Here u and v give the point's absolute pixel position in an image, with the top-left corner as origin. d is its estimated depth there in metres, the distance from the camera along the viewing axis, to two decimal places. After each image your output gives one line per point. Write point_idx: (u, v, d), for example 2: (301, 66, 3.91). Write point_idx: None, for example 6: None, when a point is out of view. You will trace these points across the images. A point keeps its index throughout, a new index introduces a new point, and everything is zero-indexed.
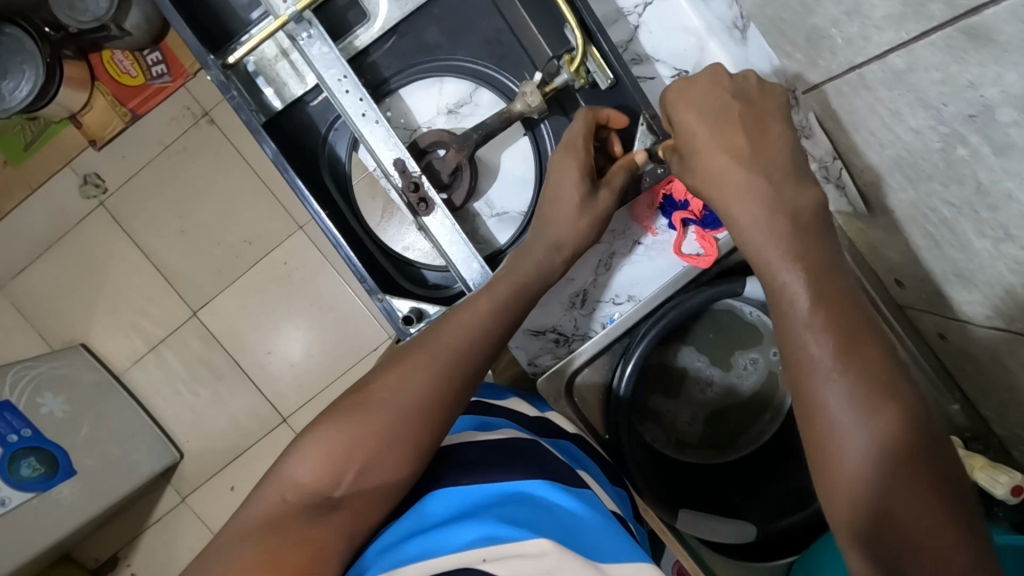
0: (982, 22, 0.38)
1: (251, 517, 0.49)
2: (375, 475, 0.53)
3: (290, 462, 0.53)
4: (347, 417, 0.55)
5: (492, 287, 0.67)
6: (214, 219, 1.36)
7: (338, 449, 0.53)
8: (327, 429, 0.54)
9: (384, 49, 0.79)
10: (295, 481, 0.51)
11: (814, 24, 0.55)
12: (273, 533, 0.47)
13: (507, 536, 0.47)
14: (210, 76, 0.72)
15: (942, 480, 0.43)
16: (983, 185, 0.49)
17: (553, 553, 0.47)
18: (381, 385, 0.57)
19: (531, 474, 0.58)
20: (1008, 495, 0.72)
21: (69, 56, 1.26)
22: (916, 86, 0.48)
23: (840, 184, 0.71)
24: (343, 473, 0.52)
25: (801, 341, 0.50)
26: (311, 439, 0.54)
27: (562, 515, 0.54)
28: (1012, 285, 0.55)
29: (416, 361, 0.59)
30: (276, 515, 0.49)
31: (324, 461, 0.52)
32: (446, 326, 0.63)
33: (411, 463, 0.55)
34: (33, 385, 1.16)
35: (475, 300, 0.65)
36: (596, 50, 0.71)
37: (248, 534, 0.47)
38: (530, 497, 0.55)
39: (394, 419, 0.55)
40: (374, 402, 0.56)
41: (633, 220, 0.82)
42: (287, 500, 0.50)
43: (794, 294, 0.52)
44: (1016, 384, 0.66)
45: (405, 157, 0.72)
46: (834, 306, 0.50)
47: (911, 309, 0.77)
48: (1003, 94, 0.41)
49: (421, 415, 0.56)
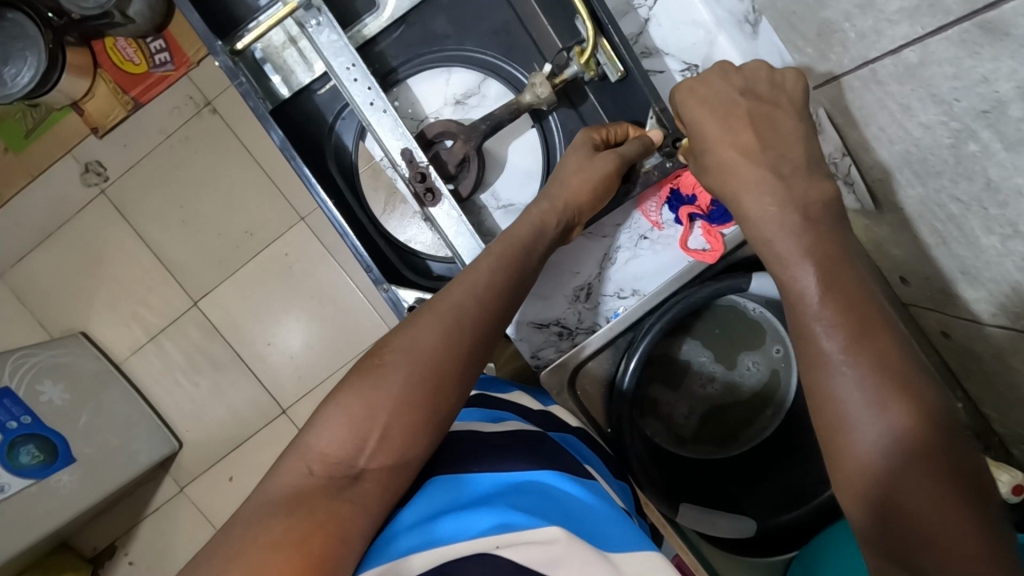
0: (999, 16, 0.38)
1: (276, 489, 0.48)
2: (398, 441, 0.52)
3: (313, 430, 0.51)
4: (367, 382, 0.53)
5: (491, 247, 0.65)
6: (216, 208, 1.35)
7: (358, 416, 0.51)
8: (348, 395, 0.52)
9: (393, 39, 0.79)
10: (321, 450, 0.50)
11: (827, 18, 0.55)
12: (303, 508, 0.46)
13: (518, 523, 0.48)
14: (217, 63, 0.71)
15: (959, 474, 0.42)
16: (994, 182, 0.49)
17: (563, 540, 0.47)
18: (400, 347, 0.55)
19: (541, 463, 0.58)
20: (1009, 495, 0.71)
21: (72, 43, 1.25)
22: (929, 81, 0.48)
23: (848, 180, 0.71)
24: (366, 438, 0.51)
25: (810, 334, 0.50)
26: (333, 407, 0.52)
27: (571, 503, 0.55)
28: (1019, 283, 0.55)
29: (436, 320, 0.57)
30: (302, 487, 0.48)
31: (348, 428, 0.51)
32: (458, 285, 0.60)
33: (434, 429, 0.54)
34: (33, 372, 1.16)
35: (483, 264, 0.63)
36: (606, 42, 0.71)
37: (276, 507, 0.46)
38: (542, 486, 0.55)
39: (416, 383, 0.53)
40: (394, 365, 0.54)
41: (637, 213, 0.83)
42: (314, 472, 0.49)
43: (806, 290, 0.52)
44: (1019, 383, 0.67)
45: (412, 147, 0.72)
46: (843, 298, 0.50)
47: (915, 307, 0.78)
48: (1018, 90, 0.41)
49: (443, 379, 0.55)
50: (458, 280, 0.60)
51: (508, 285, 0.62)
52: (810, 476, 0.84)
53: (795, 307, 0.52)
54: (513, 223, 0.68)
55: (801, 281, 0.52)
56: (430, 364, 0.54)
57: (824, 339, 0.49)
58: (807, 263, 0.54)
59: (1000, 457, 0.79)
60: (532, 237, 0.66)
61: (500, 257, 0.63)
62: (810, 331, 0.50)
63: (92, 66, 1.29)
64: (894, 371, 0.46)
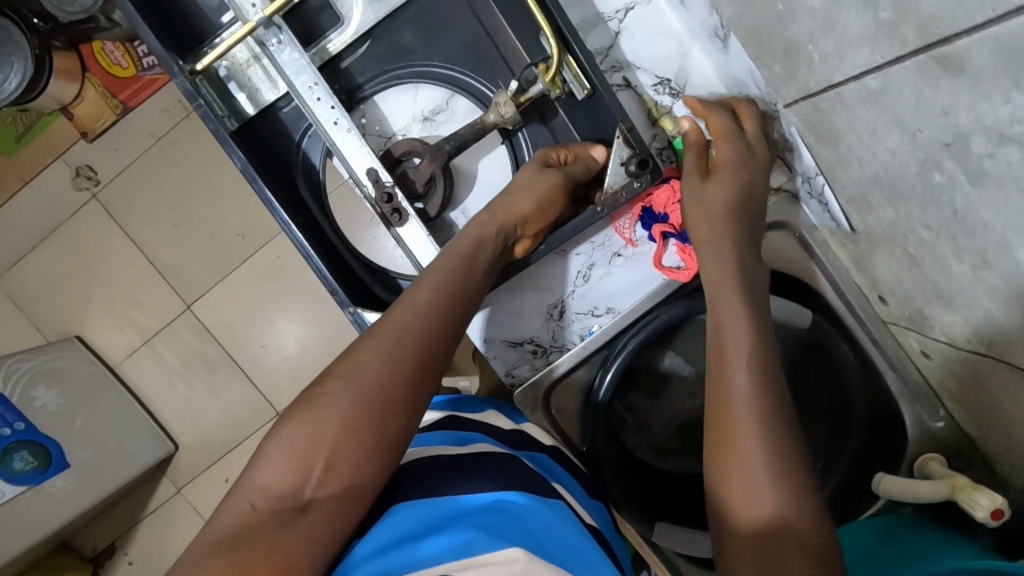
0: (954, 51, 0.36)
1: (219, 527, 0.47)
2: (345, 470, 0.51)
3: (257, 464, 0.51)
4: (310, 413, 0.52)
5: (435, 265, 0.65)
6: (210, 211, 1.34)
7: (301, 448, 0.51)
8: (291, 426, 0.52)
9: (358, 55, 0.77)
10: (265, 485, 0.50)
11: (792, 39, 0.53)
12: (244, 545, 0.45)
13: (478, 545, 0.47)
14: (177, 84, 0.70)
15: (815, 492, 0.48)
16: (960, 212, 0.47)
17: (522, 560, 0.46)
18: (343, 373, 0.54)
19: (504, 485, 0.57)
20: (988, 519, 0.69)
21: (59, 48, 1.21)
22: (892, 108, 0.46)
23: (824, 201, 0.70)
24: (310, 470, 0.50)
25: (732, 390, 0.53)
26: (278, 439, 0.51)
27: (537, 526, 0.54)
28: (992, 313, 0.53)
29: (379, 344, 0.56)
30: (244, 524, 0.47)
31: (291, 460, 0.50)
32: (400, 305, 0.59)
33: (384, 454, 0.53)
34: (26, 379, 1.14)
35: (429, 282, 0.62)
36: (572, 59, 0.70)
37: (216, 546, 0.45)
38: (507, 508, 0.54)
39: (359, 409, 0.52)
40: (338, 392, 0.53)
41: (611, 230, 0.81)
42: (257, 508, 0.48)
43: (735, 348, 0.55)
44: (995, 408, 0.64)
45: (378, 166, 0.71)
46: (765, 362, 0.54)
47: (895, 326, 0.75)
48: (977, 124, 0.39)
49: (390, 403, 0.53)
50: (401, 300, 0.59)
51: (457, 299, 0.62)
52: None
53: (720, 363, 0.55)
54: (459, 233, 0.68)
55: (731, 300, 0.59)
56: (374, 390, 0.53)
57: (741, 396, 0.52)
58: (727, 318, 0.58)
59: (985, 476, 0.74)
60: (474, 253, 0.66)
61: (447, 274, 0.63)
62: (732, 388, 0.53)
63: (80, 71, 1.26)
64: (783, 399, 0.52)
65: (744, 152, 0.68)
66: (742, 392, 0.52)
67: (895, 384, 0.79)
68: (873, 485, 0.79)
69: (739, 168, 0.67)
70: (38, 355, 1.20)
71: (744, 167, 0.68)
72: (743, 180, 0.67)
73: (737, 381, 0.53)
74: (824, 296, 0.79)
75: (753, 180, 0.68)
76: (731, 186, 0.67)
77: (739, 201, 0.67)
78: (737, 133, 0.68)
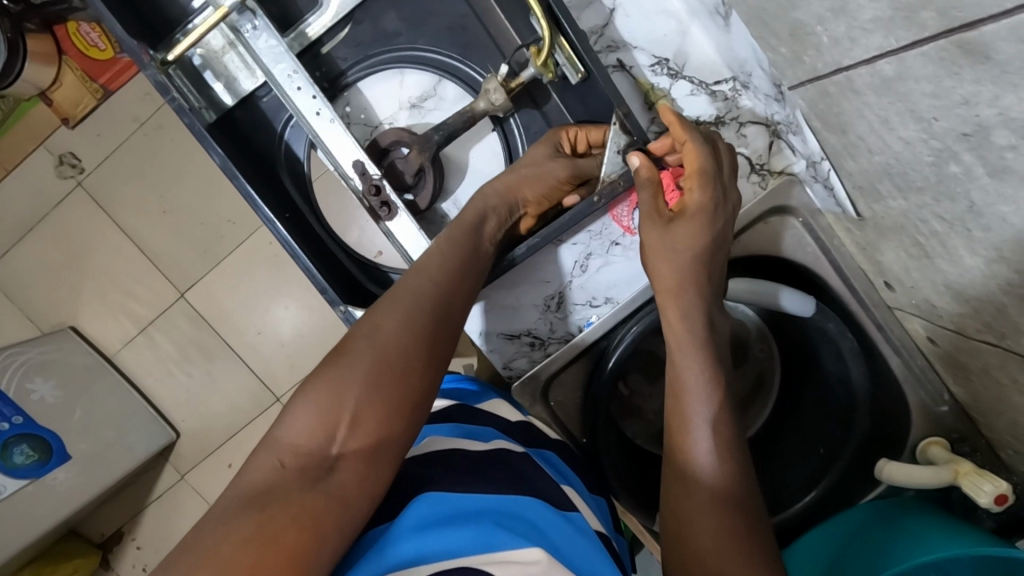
0: (979, 39, 0.33)
1: (246, 485, 0.45)
2: (371, 426, 0.50)
3: (281, 425, 0.49)
4: (334, 371, 0.52)
5: (446, 233, 0.66)
6: (197, 200, 1.31)
7: (327, 405, 0.50)
8: (315, 386, 0.51)
9: (339, 39, 0.74)
10: (290, 443, 0.48)
11: (798, 19, 0.50)
12: (273, 502, 0.43)
13: (502, 543, 0.46)
14: (147, 77, 0.66)
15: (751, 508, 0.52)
16: (976, 206, 0.44)
17: (544, 561, 0.45)
18: (363, 336, 0.55)
19: (519, 489, 0.55)
20: (992, 504, 0.69)
21: (32, 30, 1.15)
22: (906, 96, 0.43)
23: (829, 185, 0.69)
24: (337, 427, 0.49)
25: (690, 416, 0.57)
26: (302, 397, 0.51)
27: (552, 528, 0.52)
28: (1003, 306, 0.50)
29: (397, 308, 0.57)
30: (275, 480, 0.45)
31: (317, 417, 0.49)
32: (416, 273, 0.61)
33: (407, 415, 0.52)
34: (23, 370, 1.13)
35: (442, 250, 0.64)
36: (564, 41, 0.67)
37: (246, 503, 0.43)
38: (524, 513, 0.52)
39: (382, 367, 0.53)
40: (361, 352, 0.53)
41: (610, 219, 0.79)
42: (286, 465, 0.47)
43: (692, 377, 0.58)
44: (1005, 398, 0.62)
45: (365, 159, 0.69)
46: (719, 388, 0.58)
47: (901, 311, 0.73)
48: (1001, 116, 0.36)
49: (411, 360, 0.54)
50: (415, 268, 0.61)
51: (466, 277, 0.63)
52: (788, 481, 0.82)
53: (679, 391, 0.59)
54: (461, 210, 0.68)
55: (695, 297, 0.61)
56: (396, 350, 0.54)
57: (699, 422, 0.56)
58: (681, 343, 0.60)
59: (988, 461, 0.74)
60: (480, 232, 0.67)
61: (459, 248, 0.64)
62: (688, 415, 0.57)
63: (55, 54, 1.18)
64: (730, 414, 0.57)
65: (717, 200, 0.63)
66: (700, 418, 0.56)
67: (900, 370, 0.77)
68: (876, 472, 0.76)
69: (708, 222, 0.62)
70: (32, 347, 1.18)
71: (715, 220, 0.63)
72: (705, 234, 0.62)
73: (690, 401, 0.57)
74: (829, 284, 0.77)
75: (719, 230, 0.63)
76: (696, 241, 0.62)
77: (705, 253, 0.63)
78: (715, 176, 0.62)
